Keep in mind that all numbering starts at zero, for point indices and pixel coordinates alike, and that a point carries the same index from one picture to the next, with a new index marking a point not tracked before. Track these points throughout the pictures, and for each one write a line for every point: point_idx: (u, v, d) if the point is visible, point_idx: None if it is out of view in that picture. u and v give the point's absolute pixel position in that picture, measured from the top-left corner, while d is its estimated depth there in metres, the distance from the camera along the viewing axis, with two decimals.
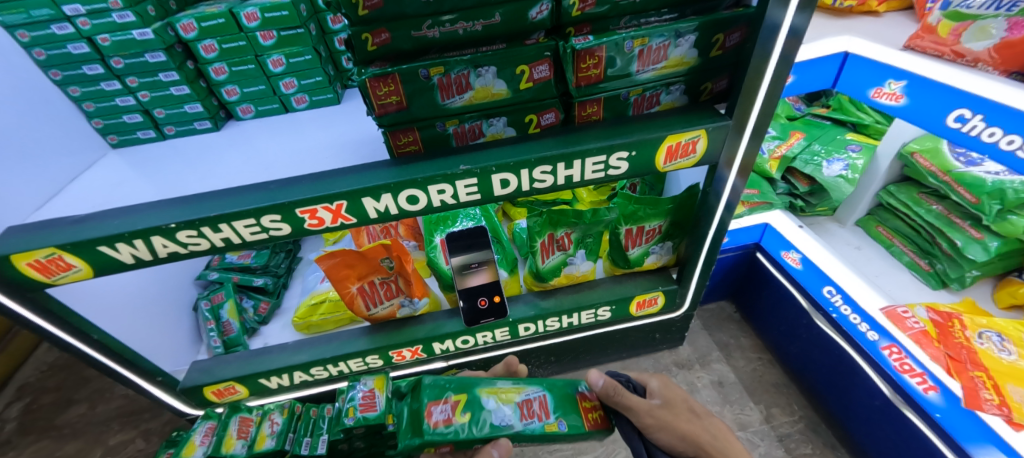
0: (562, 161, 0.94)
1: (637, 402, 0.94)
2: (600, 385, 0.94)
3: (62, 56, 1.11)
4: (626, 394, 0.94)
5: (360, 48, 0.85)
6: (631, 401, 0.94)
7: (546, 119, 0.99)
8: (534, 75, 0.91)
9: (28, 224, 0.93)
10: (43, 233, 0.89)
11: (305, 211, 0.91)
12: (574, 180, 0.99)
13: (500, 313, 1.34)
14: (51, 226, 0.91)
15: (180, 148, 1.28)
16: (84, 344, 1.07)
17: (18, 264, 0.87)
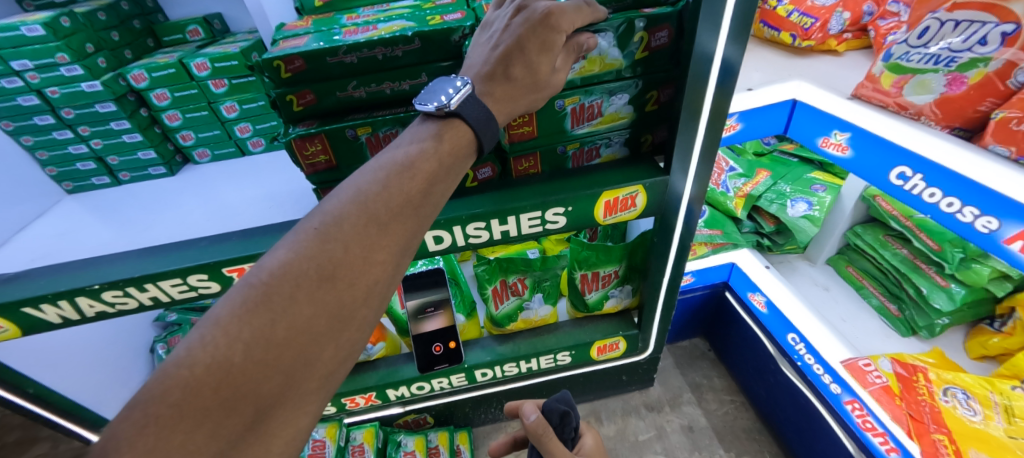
0: (495, 217, 0.91)
1: (564, 453, 0.77)
2: (531, 421, 0.76)
3: (12, 108, 1.13)
4: (554, 438, 0.77)
5: (286, 109, 0.83)
6: (556, 449, 0.76)
7: (482, 173, 0.97)
8: None
9: None
10: None
11: (233, 270, 0.89)
12: (512, 235, 0.96)
13: (455, 359, 1.31)
14: None
15: (133, 193, 1.25)
16: (19, 396, 1.04)
17: None
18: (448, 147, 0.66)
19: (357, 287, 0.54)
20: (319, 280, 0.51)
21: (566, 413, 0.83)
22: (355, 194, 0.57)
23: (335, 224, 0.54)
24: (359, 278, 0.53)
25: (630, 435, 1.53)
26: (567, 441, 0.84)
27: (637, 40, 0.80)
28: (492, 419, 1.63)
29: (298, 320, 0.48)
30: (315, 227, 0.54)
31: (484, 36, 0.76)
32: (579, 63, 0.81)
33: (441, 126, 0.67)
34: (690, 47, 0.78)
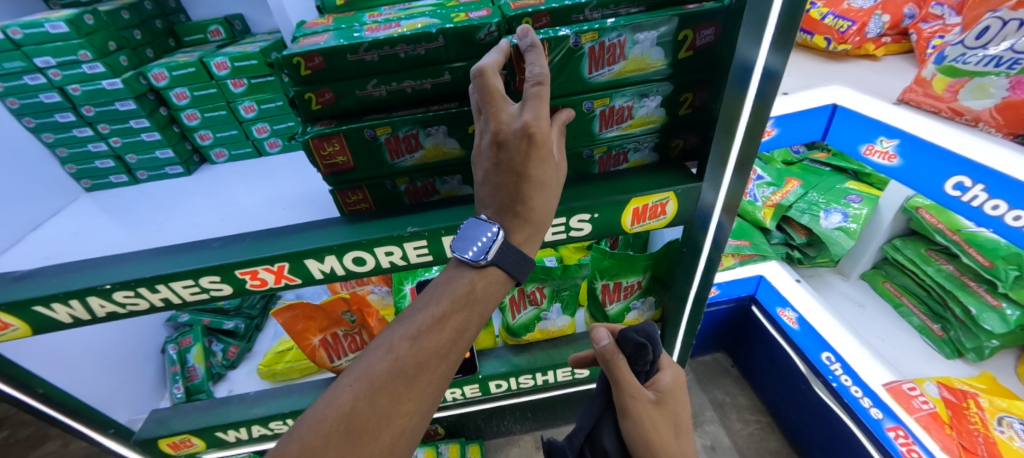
0: None
1: (633, 389, 0.69)
2: (600, 348, 0.69)
3: (34, 105, 1.12)
4: (625, 373, 0.69)
5: (304, 107, 0.80)
6: (626, 382, 0.69)
7: None
8: None
9: None
10: None
11: (245, 273, 0.85)
12: None
13: (468, 370, 1.26)
14: None
15: (149, 192, 1.25)
16: (29, 396, 1.03)
17: None
18: (480, 296, 0.66)
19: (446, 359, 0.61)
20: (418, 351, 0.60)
21: (643, 346, 0.73)
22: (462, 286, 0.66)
23: (404, 356, 0.59)
24: (452, 353, 0.62)
25: None
26: (641, 372, 0.75)
27: (682, 39, 0.75)
28: (505, 432, 1.57)
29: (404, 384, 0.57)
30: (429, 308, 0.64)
31: (478, 175, 0.70)
32: (620, 65, 0.77)
33: (475, 275, 0.67)
34: (730, 56, 0.73)
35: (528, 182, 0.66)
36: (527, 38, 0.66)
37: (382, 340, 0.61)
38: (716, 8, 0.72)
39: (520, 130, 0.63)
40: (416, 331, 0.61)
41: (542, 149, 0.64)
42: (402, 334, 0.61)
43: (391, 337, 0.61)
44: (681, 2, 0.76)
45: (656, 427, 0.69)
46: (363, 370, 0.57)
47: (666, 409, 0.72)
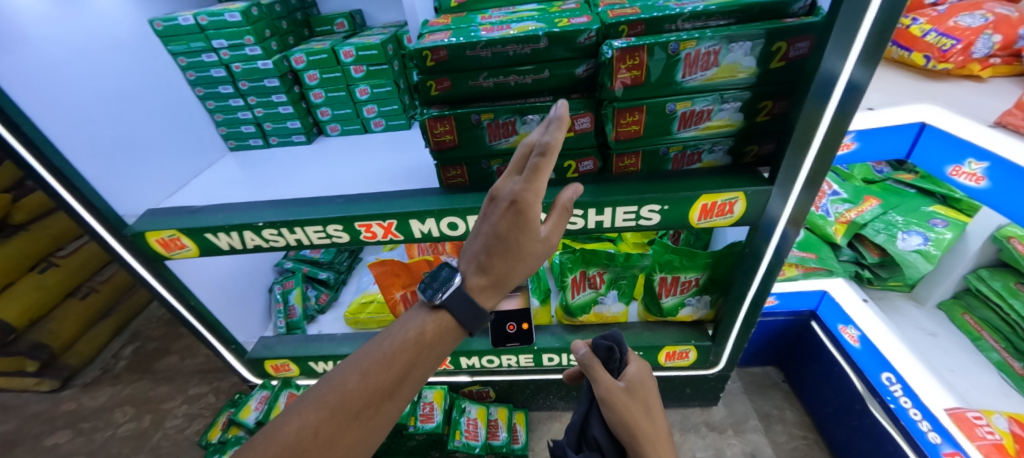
0: (592, 207, 0.95)
1: (601, 378, 0.80)
2: (574, 351, 0.84)
3: (206, 78, 1.38)
4: (595, 368, 0.81)
5: (424, 92, 0.95)
6: (597, 373, 0.81)
7: (584, 166, 1.00)
8: (576, 126, 0.93)
9: (163, 208, 1.13)
10: (170, 218, 1.07)
11: (362, 225, 1.02)
12: (605, 226, 0.99)
13: (525, 340, 1.38)
14: (177, 213, 1.10)
15: (277, 156, 1.48)
16: (182, 306, 1.28)
17: (149, 240, 1.07)
18: (433, 342, 0.63)
19: (399, 389, 0.58)
20: (371, 377, 0.57)
21: (610, 348, 0.86)
22: (417, 336, 0.62)
23: (352, 391, 0.56)
24: (406, 387, 0.59)
25: (686, 451, 1.49)
26: (614, 374, 0.85)
27: (775, 51, 0.81)
28: (550, 407, 1.68)
29: (353, 416, 0.55)
30: (385, 342, 0.61)
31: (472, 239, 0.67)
32: (712, 71, 0.84)
33: (428, 318, 0.64)
34: (816, 69, 0.79)
35: (507, 247, 0.64)
36: (555, 111, 0.63)
37: (336, 371, 0.59)
38: (810, 23, 0.78)
39: (510, 202, 0.63)
40: (371, 365, 0.58)
41: (529, 224, 0.63)
42: (358, 364, 0.58)
43: (345, 369, 0.58)
44: (780, 16, 0.82)
45: (624, 405, 0.77)
46: (314, 396, 0.55)
47: (637, 397, 0.79)
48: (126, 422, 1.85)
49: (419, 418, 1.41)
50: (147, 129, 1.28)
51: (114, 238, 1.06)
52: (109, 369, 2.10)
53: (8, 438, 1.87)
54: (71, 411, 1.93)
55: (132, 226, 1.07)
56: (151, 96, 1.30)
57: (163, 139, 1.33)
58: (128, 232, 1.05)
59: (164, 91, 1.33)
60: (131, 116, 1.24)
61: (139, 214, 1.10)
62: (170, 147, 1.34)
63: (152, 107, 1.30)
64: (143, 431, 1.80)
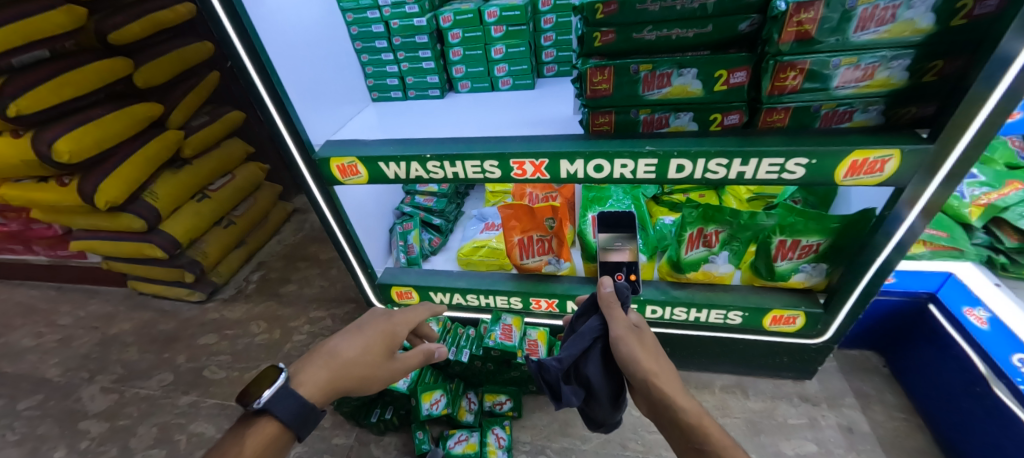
0: (739, 157, 1.01)
1: (617, 315, 0.90)
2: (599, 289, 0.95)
3: (366, 34, 1.54)
4: (613, 308, 0.91)
5: (588, 44, 1.04)
6: (615, 313, 0.90)
7: (729, 120, 1.06)
8: (730, 79, 1.00)
9: (339, 141, 1.34)
10: (353, 148, 1.28)
11: (516, 163, 1.14)
12: (746, 178, 1.05)
13: (629, 290, 1.45)
14: (354, 145, 1.31)
15: (413, 108, 1.63)
16: (338, 229, 1.49)
17: (332, 165, 1.27)
18: (398, 325, 0.99)
19: (362, 334, 0.93)
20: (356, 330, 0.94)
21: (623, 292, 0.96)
22: (378, 323, 0.96)
23: (368, 335, 0.93)
24: (374, 340, 0.93)
25: (778, 416, 1.53)
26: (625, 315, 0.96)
27: (958, 7, 0.81)
28: None
29: (346, 342, 0.91)
30: (369, 320, 0.97)
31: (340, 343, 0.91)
32: (885, 28, 0.86)
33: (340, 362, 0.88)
34: (993, 46, 0.78)
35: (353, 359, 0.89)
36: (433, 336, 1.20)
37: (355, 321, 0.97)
38: None
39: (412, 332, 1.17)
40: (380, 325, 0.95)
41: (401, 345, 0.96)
42: (375, 321, 0.96)
43: (359, 321, 0.96)
44: None
45: (634, 339, 0.85)
46: (347, 330, 0.93)
47: (644, 337, 0.87)
48: (260, 333, 2.15)
49: (527, 351, 1.53)
50: (330, 74, 1.44)
51: (301, 157, 1.28)
52: (242, 290, 2.41)
53: (169, 334, 2.23)
54: (215, 319, 2.26)
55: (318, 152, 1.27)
56: (329, 45, 1.44)
57: (334, 84, 1.47)
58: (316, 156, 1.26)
59: (336, 41, 1.47)
60: (318, 61, 1.37)
61: (324, 144, 1.32)
62: (340, 91, 1.50)
63: (330, 54, 1.44)
64: (276, 341, 2.09)
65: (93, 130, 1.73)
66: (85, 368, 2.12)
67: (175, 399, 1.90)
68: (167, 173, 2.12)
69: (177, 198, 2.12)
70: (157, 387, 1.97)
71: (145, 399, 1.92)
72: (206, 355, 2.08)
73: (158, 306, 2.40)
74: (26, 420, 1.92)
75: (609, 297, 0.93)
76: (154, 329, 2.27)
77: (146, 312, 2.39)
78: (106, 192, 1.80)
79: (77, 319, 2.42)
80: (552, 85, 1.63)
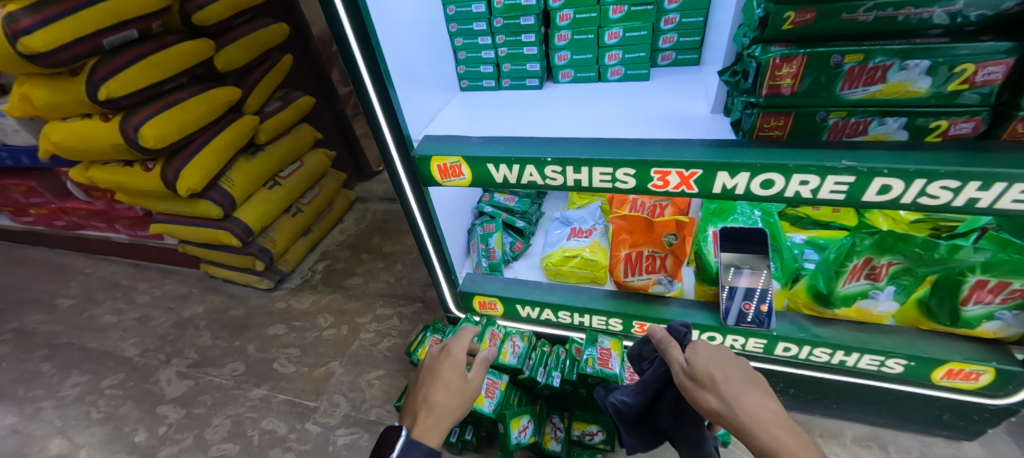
0: (979, 180, 0.75)
1: (673, 353, 0.82)
2: (656, 336, 0.88)
3: (465, 14, 1.36)
4: (673, 350, 0.83)
5: (775, 26, 0.82)
6: (673, 355, 0.82)
7: (959, 128, 0.82)
8: (977, 77, 0.75)
9: (437, 137, 1.20)
10: (454, 146, 1.13)
11: (658, 172, 0.94)
12: (978, 206, 0.80)
13: (757, 323, 1.23)
14: (455, 142, 1.15)
15: (510, 100, 1.45)
16: (427, 233, 1.36)
17: (432, 164, 1.13)
18: (456, 345, 0.97)
19: (433, 366, 0.94)
20: (429, 365, 0.95)
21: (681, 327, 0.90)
22: (438, 354, 0.97)
23: (438, 363, 0.94)
24: (449, 365, 0.93)
25: None
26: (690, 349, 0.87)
27: None
28: None
29: (430, 378, 0.92)
30: (432, 355, 0.98)
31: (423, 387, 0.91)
32: None
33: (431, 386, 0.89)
34: None
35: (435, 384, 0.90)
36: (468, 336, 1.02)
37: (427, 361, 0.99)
38: None
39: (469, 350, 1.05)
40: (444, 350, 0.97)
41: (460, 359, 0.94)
42: (439, 351, 0.98)
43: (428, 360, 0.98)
44: None
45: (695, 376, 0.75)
46: (422, 372, 0.96)
47: (715, 357, 0.76)
48: (328, 327, 2.08)
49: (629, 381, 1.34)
50: (428, 62, 1.31)
51: (399, 154, 1.15)
52: (308, 280, 2.36)
53: (239, 321, 2.21)
54: (283, 309, 2.22)
55: (416, 149, 1.14)
56: (427, 28, 1.29)
57: (429, 72, 1.32)
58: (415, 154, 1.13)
59: (433, 25, 1.33)
60: (417, 46, 1.22)
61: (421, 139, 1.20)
62: (436, 80, 1.37)
63: (427, 39, 1.29)
64: (344, 338, 2.01)
65: (178, 115, 1.69)
66: (162, 350, 2.14)
67: (247, 392, 1.86)
68: (242, 159, 2.08)
69: (250, 185, 2.07)
70: (230, 377, 1.94)
71: (218, 389, 1.90)
72: (276, 347, 2.03)
73: (229, 291, 2.40)
74: (109, 399, 1.96)
75: (670, 341, 0.85)
76: (226, 315, 2.26)
77: (218, 296, 2.39)
78: (188, 179, 1.77)
79: (154, 299, 2.47)
80: (669, 76, 1.39)
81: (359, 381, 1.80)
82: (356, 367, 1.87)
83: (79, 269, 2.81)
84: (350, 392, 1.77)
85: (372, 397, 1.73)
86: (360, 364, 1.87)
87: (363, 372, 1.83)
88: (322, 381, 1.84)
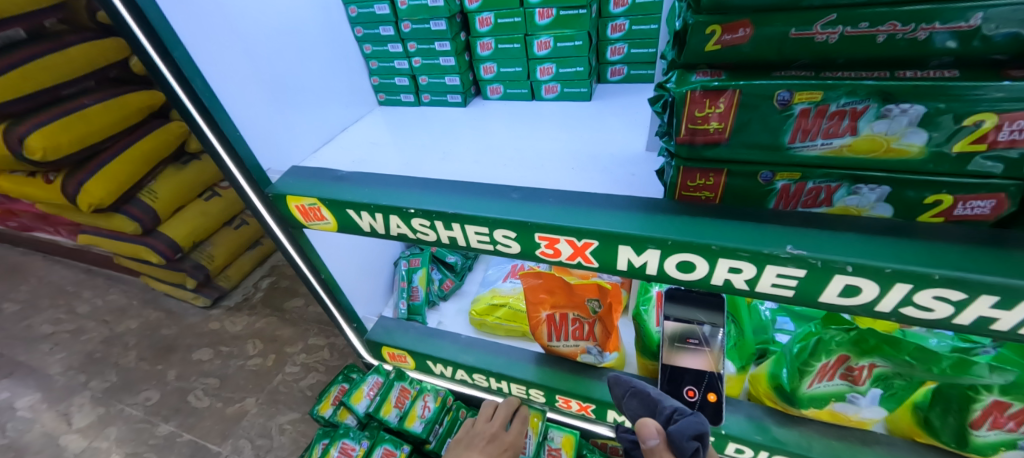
0: (994, 294, 0.48)
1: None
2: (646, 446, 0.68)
3: (368, 16, 1.13)
4: None
5: (695, 47, 0.57)
6: None
7: (970, 207, 0.54)
8: (996, 136, 0.48)
9: (308, 168, 0.97)
10: (316, 183, 0.90)
11: (544, 238, 0.69)
12: (994, 327, 0.52)
13: (701, 417, 0.93)
14: (321, 176, 0.93)
15: (426, 118, 1.20)
16: (314, 278, 1.14)
17: (290, 204, 0.90)
18: (504, 436, 1.10)
19: (486, 421, 1.16)
20: (483, 419, 1.17)
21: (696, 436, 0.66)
22: (483, 416, 1.17)
23: (482, 429, 1.13)
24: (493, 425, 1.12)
25: None
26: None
27: None
28: None
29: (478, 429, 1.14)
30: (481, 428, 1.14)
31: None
32: None
33: None
34: None
35: (476, 435, 1.12)
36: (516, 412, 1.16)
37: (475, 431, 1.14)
38: None
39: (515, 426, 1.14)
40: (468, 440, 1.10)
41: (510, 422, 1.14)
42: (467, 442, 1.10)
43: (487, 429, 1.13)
44: None
45: None
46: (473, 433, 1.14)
47: None
48: (254, 356, 1.89)
49: None
50: (313, 73, 1.08)
51: (254, 191, 0.93)
52: (248, 298, 2.18)
53: (168, 342, 2.05)
54: (214, 331, 2.05)
55: (274, 185, 0.92)
56: (315, 33, 1.07)
57: (319, 84, 1.10)
58: (270, 191, 0.90)
59: (326, 30, 1.10)
60: (291, 55, 1.00)
61: (285, 171, 0.96)
62: (332, 94, 1.14)
63: (314, 48, 1.08)
64: (267, 370, 1.81)
65: (77, 123, 1.52)
66: (85, 369, 1.99)
67: (154, 427, 1.69)
68: (170, 169, 1.91)
69: (179, 198, 1.90)
70: (141, 407, 1.78)
71: (126, 421, 1.74)
72: (196, 375, 1.86)
73: (167, 306, 2.24)
74: (18, 423, 1.81)
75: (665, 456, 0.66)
76: (157, 333, 2.10)
77: (155, 311, 2.24)
78: (91, 193, 1.59)
79: (94, 309, 2.33)
80: (616, 96, 1.13)
81: (269, 425, 1.61)
82: (272, 408, 1.67)
83: (32, 270, 2.69)
84: (257, 437, 1.58)
85: (279, 447, 1.54)
86: (276, 404, 1.67)
87: (277, 414, 1.64)
88: (232, 421, 1.65)
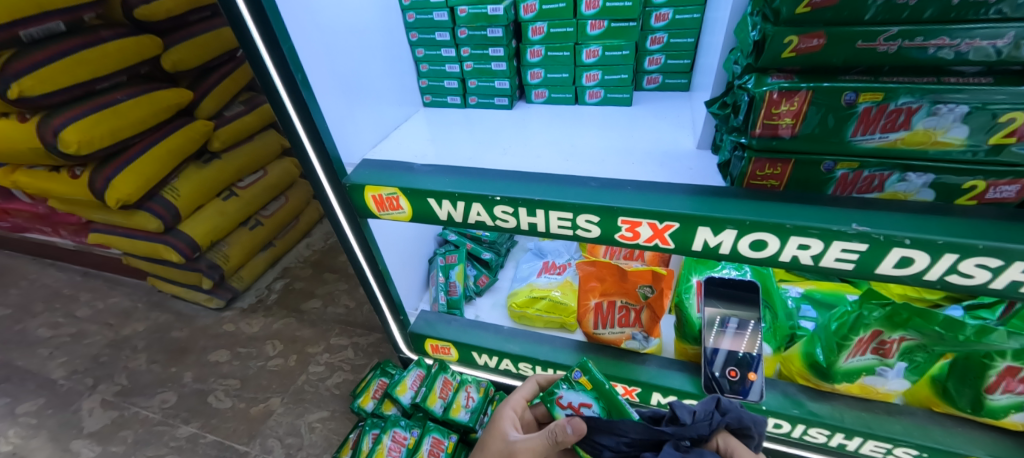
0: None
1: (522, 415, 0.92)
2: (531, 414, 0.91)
3: (426, 21, 1.21)
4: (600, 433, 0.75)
5: (773, 52, 0.66)
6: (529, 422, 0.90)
7: (998, 191, 0.67)
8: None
9: (378, 161, 1.03)
10: (391, 174, 0.95)
11: (626, 222, 0.77)
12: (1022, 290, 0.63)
13: (740, 394, 1.02)
14: (394, 168, 0.98)
15: (475, 118, 1.26)
16: (369, 267, 1.19)
17: (367, 194, 0.95)
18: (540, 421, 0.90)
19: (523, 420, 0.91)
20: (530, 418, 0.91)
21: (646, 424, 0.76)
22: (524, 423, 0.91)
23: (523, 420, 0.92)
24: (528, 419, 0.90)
25: None
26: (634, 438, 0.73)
27: None
28: None
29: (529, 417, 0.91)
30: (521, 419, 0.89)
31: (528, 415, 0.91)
32: None
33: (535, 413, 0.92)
34: None
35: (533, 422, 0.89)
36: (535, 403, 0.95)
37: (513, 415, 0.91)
38: None
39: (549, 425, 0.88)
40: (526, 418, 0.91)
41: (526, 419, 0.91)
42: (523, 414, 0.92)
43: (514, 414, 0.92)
44: None
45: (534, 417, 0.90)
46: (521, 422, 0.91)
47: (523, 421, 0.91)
48: (275, 356, 1.88)
49: None
50: (379, 74, 1.13)
51: (328, 180, 0.98)
52: (263, 299, 2.17)
53: (181, 344, 2.01)
54: (230, 332, 2.03)
55: (349, 176, 0.97)
56: (380, 33, 1.13)
57: (383, 83, 1.15)
58: (346, 181, 0.95)
59: (387, 32, 1.16)
60: (363, 53, 1.06)
61: (358, 164, 1.02)
62: (391, 92, 1.19)
63: (376, 47, 1.12)
64: (290, 370, 1.81)
65: (110, 118, 1.55)
66: (92, 373, 1.94)
67: (174, 429, 1.66)
68: (191, 167, 1.90)
69: (200, 196, 1.89)
70: (158, 410, 1.74)
71: (143, 424, 1.70)
72: (214, 377, 1.84)
73: (177, 308, 2.20)
74: (20, 429, 1.73)
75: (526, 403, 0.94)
76: (167, 336, 2.06)
77: (163, 313, 2.19)
78: (118, 188, 1.61)
79: (95, 312, 2.26)
80: (654, 101, 1.23)
81: (298, 424, 1.61)
82: (299, 406, 1.67)
83: (21, 274, 2.57)
84: (286, 436, 1.58)
85: (311, 444, 1.54)
86: (303, 403, 1.68)
87: (305, 413, 1.64)
88: (258, 421, 1.64)
